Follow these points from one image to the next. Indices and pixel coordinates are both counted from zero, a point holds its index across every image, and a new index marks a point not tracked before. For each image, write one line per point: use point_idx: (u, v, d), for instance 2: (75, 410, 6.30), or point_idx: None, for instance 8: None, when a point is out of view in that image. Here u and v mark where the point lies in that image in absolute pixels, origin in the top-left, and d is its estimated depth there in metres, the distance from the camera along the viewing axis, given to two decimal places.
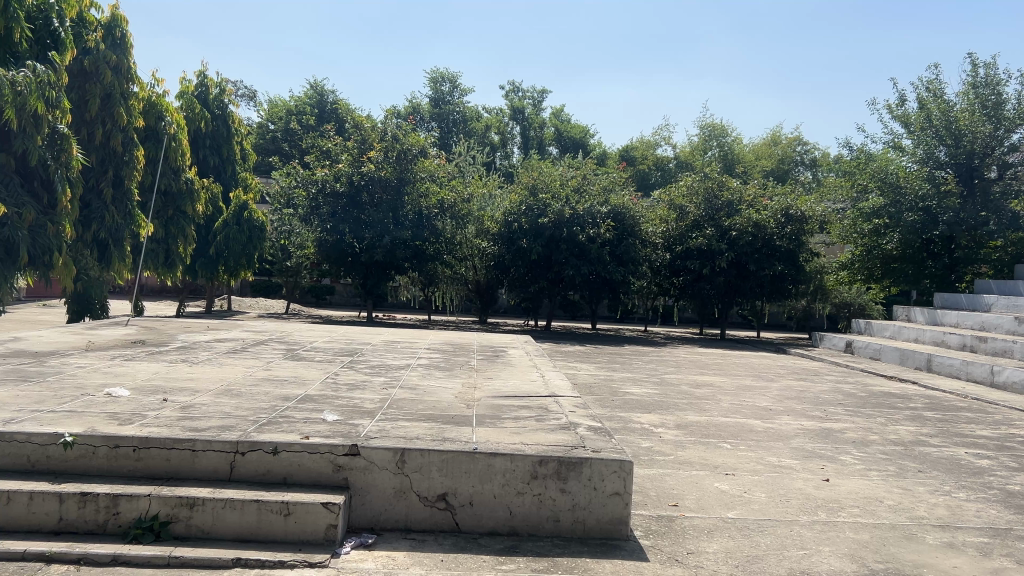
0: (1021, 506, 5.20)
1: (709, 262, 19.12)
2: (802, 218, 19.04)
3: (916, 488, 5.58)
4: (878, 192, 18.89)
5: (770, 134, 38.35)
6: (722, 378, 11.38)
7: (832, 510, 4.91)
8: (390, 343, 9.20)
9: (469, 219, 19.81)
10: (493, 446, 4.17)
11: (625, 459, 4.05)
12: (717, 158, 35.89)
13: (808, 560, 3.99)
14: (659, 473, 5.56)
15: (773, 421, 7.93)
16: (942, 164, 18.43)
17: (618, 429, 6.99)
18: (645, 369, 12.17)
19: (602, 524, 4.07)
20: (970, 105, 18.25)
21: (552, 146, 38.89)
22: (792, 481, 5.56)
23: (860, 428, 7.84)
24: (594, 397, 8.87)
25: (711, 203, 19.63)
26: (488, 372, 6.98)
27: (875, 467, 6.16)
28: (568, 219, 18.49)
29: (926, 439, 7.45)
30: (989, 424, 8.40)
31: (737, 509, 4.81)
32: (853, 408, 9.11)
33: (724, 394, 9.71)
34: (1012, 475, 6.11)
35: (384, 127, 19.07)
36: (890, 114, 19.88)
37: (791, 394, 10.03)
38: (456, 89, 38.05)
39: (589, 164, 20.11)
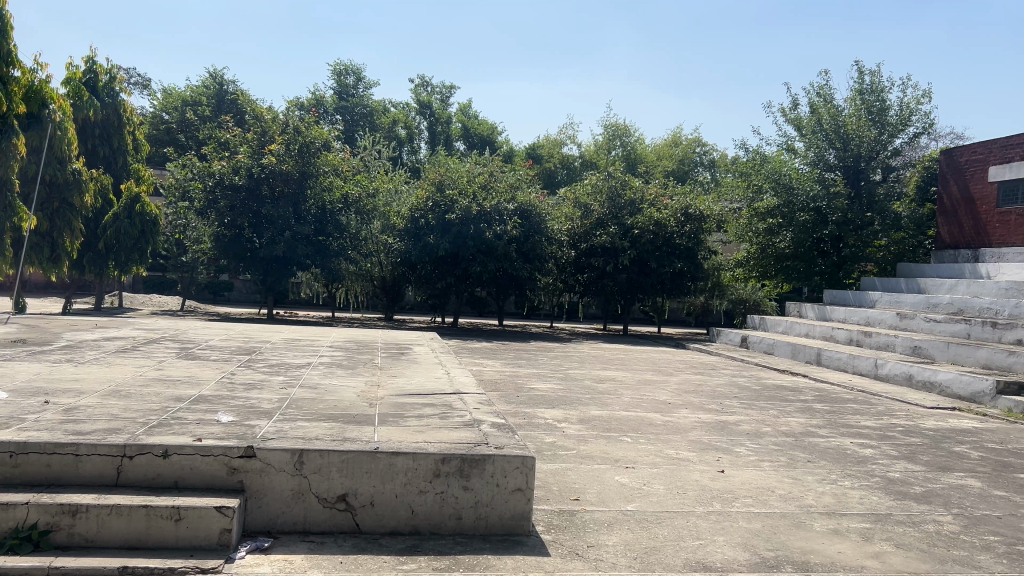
0: (899, 493, 5.49)
1: (612, 260, 19.53)
2: (701, 217, 19.59)
3: (805, 477, 5.82)
4: (772, 193, 19.45)
5: (671, 135, 39.40)
6: (625, 373, 11.60)
7: (726, 500, 5.07)
8: (291, 341, 8.99)
9: (373, 214, 19.51)
10: (395, 444, 4.12)
11: (527, 455, 4.09)
12: (621, 158, 36.54)
13: (703, 549, 4.11)
14: (560, 468, 5.62)
15: (673, 415, 8.14)
16: (831, 166, 19.44)
17: (522, 425, 7.03)
18: (550, 365, 12.28)
19: (505, 520, 4.08)
20: (857, 110, 19.33)
21: (458, 142, 38.97)
22: (690, 473, 5.71)
23: (754, 420, 8.12)
24: (498, 393, 8.90)
25: (614, 202, 19.97)
26: (392, 370, 6.91)
27: (767, 458, 6.39)
28: (475, 215, 18.47)
29: (815, 430, 7.78)
30: (872, 415, 8.85)
31: (636, 501, 4.92)
32: (747, 401, 9.42)
33: (626, 389, 9.89)
34: (893, 464, 6.44)
35: (286, 119, 18.62)
36: (784, 117, 20.70)
37: (690, 389, 10.30)
38: (360, 83, 37.59)
39: (496, 161, 20.10)
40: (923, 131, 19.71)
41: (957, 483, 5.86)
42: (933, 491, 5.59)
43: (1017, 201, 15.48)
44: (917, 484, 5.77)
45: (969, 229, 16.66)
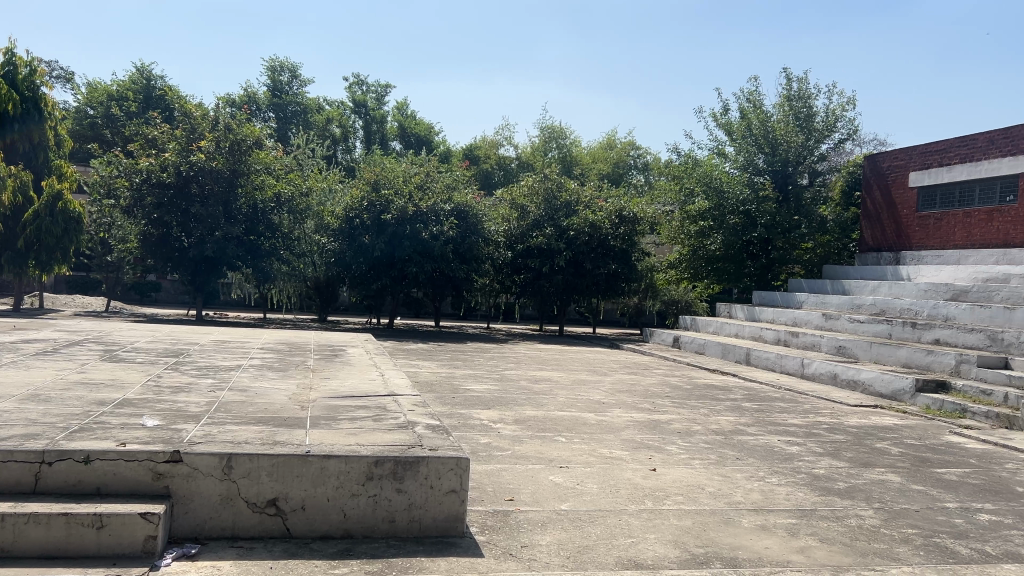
0: (823, 488, 5.65)
1: (547, 261, 19.68)
2: (634, 219, 19.83)
3: (734, 474, 5.95)
4: (703, 196, 19.74)
5: (605, 138, 39.87)
6: (560, 373, 11.68)
7: (658, 498, 5.15)
8: (221, 343, 8.81)
9: (307, 214, 19.39)
10: (328, 447, 4.08)
11: (462, 456, 4.09)
12: (557, 160, 36.73)
13: (635, 547, 4.16)
14: (495, 468, 5.62)
15: (606, 414, 8.23)
16: (761, 170, 19.90)
17: (457, 426, 7.02)
18: (486, 366, 12.28)
19: (439, 521, 4.07)
20: (786, 116, 19.97)
21: (394, 142, 38.70)
22: (622, 472, 5.78)
23: (685, 419, 8.26)
24: (433, 394, 8.87)
25: (550, 203, 20.10)
26: (324, 372, 6.82)
27: (697, 456, 6.50)
28: (410, 216, 18.39)
29: (744, 428, 7.96)
30: (799, 413, 9.10)
31: (570, 500, 4.95)
32: (679, 400, 9.57)
33: (561, 389, 9.96)
34: (818, 460, 6.64)
35: (216, 115, 18.17)
36: (715, 121, 21.12)
37: (624, 389, 10.43)
38: (295, 80, 36.92)
39: (432, 162, 20.02)
40: (848, 137, 20.36)
41: (878, 478, 6.06)
42: (855, 486, 5.77)
43: (935, 205, 16.16)
44: (840, 480, 5.95)
45: (890, 232, 17.27)
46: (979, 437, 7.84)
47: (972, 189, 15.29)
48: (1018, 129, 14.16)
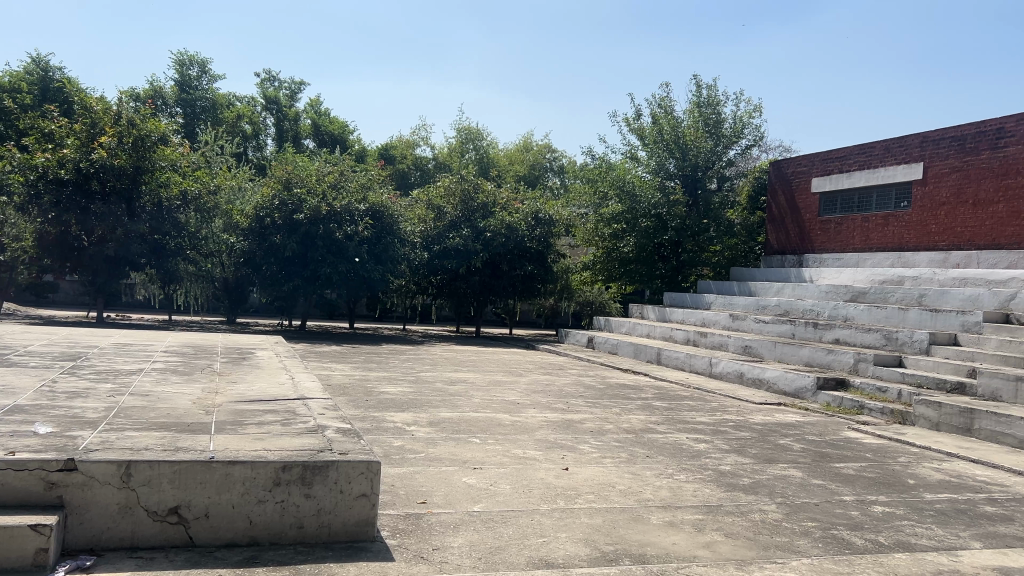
0: (728, 485, 5.82)
1: (464, 262, 19.68)
2: (550, 221, 20.05)
3: (644, 472, 6.07)
4: (616, 199, 19.97)
5: (521, 140, 40.08)
6: (475, 374, 11.67)
7: (570, 497, 5.21)
8: (122, 346, 8.46)
9: (214, 213, 19.01)
10: (232, 453, 3.97)
11: (372, 460, 4.06)
12: (473, 162, 36.74)
13: (547, 547, 4.20)
14: (407, 472, 5.58)
15: (521, 415, 8.26)
16: (671, 174, 20.41)
17: (370, 430, 6.94)
18: (400, 368, 12.17)
19: (349, 526, 4.02)
20: (696, 122, 20.62)
21: (307, 140, 37.99)
22: (535, 472, 5.82)
23: (598, 418, 8.37)
24: (346, 397, 8.74)
25: (467, 204, 20.08)
26: (232, 375, 6.64)
27: (609, 455, 6.60)
28: (324, 215, 18.11)
29: (654, 426, 8.12)
30: (707, 411, 9.33)
31: (483, 502, 4.96)
32: (592, 400, 9.68)
33: (476, 390, 9.96)
34: (724, 457, 6.83)
35: (119, 109, 17.18)
36: (628, 126, 21.50)
37: (539, 389, 10.49)
38: (204, 75, 35.81)
39: (346, 161, 19.77)
40: (754, 143, 21.02)
41: (781, 474, 6.27)
42: (759, 482, 5.96)
43: (836, 210, 16.85)
44: (745, 475, 6.14)
45: (794, 235, 17.90)
46: (874, 432, 8.20)
47: (870, 196, 15.99)
48: (911, 138, 14.89)
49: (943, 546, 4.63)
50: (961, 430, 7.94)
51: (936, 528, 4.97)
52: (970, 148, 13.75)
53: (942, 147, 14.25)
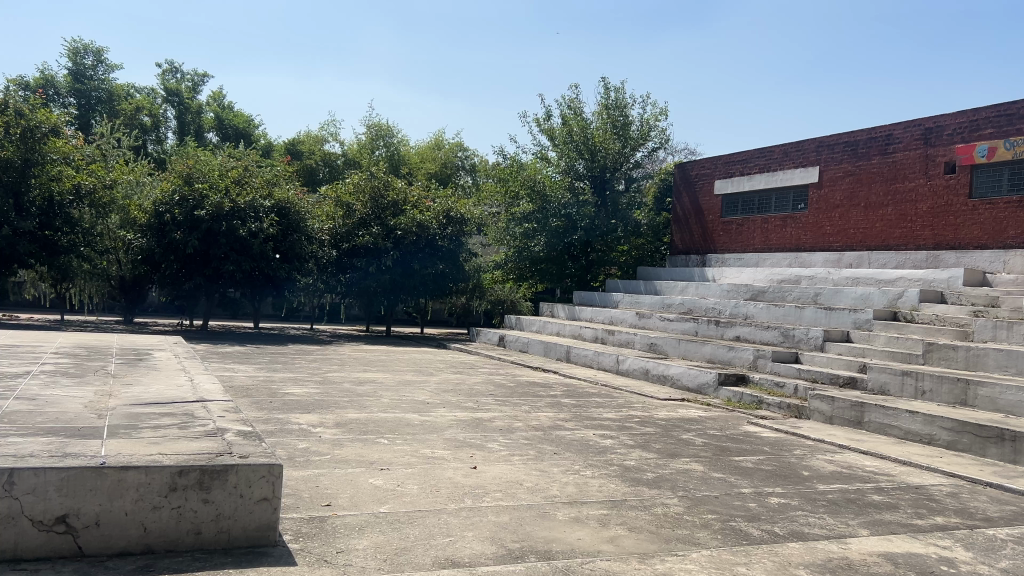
0: (632, 480, 5.93)
1: (374, 261, 19.42)
2: (462, 219, 20.04)
3: (551, 469, 6.13)
4: (527, 199, 20.14)
5: (433, 137, 39.84)
6: (383, 374, 11.55)
7: (477, 496, 5.21)
8: (9, 348, 8.02)
9: (111, 208, 18.27)
10: (125, 458, 3.82)
11: (274, 463, 3.97)
12: (384, 158, 36.37)
13: (453, 546, 4.19)
14: (313, 474, 5.49)
15: (429, 414, 8.23)
16: (581, 176, 20.85)
17: (274, 432, 6.79)
18: (306, 368, 11.95)
19: (249, 531, 3.93)
20: (604, 124, 20.89)
21: (210, 133, 36.85)
22: (443, 471, 5.81)
23: (507, 416, 8.41)
24: (249, 399, 8.53)
25: (376, 202, 19.83)
26: (127, 378, 6.39)
27: (517, 453, 6.64)
28: (227, 212, 17.56)
29: (562, 423, 8.21)
30: (613, 407, 9.49)
31: (389, 502, 4.91)
32: (501, 398, 9.73)
33: (384, 390, 9.86)
34: (629, 452, 6.96)
35: (6, 97, 16.20)
36: (538, 127, 21.69)
37: (447, 388, 10.46)
38: (100, 64, 34.34)
39: (250, 155, 19.26)
40: (660, 146, 21.49)
41: (683, 468, 6.43)
42: (663, 476, 6.10)
43: (737, 211, 17.40)
44: (649, 470, 6.27)
45: (698, 236, 18.42)
46: (772, 426, 8.50)
47: (769, 198, 16.57)
48: (808, 142, 15.49)
49: (834, 535, 4.83)
50: (852, 423, 8.32)
51: (827, 517, 5.19)
52: (862, 153, 14.41)
53: (837, 152, 14.88)
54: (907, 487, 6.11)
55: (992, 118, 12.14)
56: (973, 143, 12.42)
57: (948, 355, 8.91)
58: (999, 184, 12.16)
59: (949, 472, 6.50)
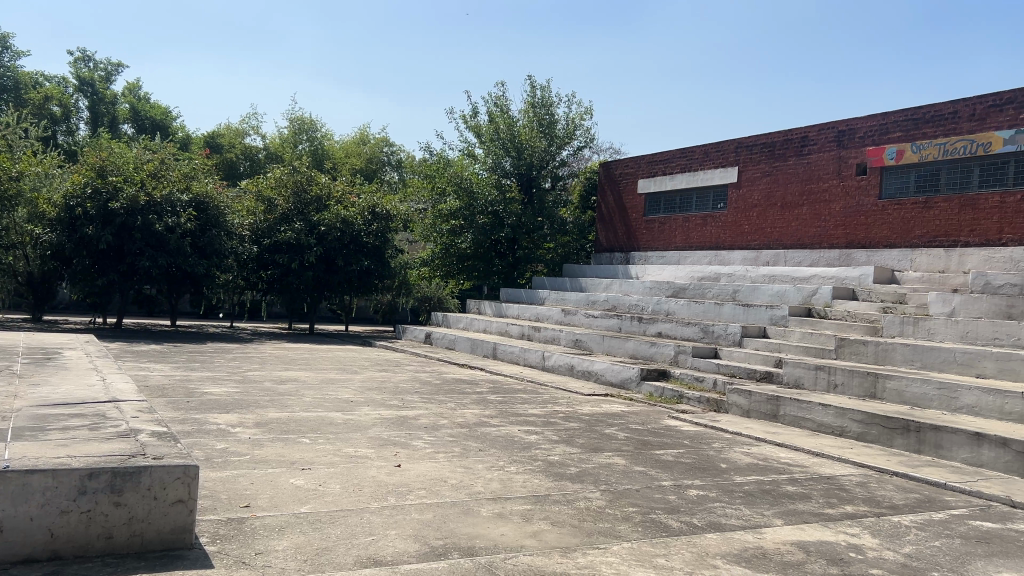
0: (555, 474, 5.98)
1: (297, 257, 19.12)
2: (388, 216, 19.88)
3: (475, 465, 6.14)
4: (454, 196, 20.08)
5: (357, 133, 39.33)
6: (306, 373, 11.38)
7: (400, 494, 5.19)
8: None
9: (17, 201, 17.47)
10: (30, 461, 3.67)
11: (190, 464, 3.87)
12: (307, 153, 35.78)
13: (376, 545, 4.17)
14: (231, 475, 5.37)
15: (353, 413, 8.14)
16: (508, 173, 20.85)
17: (191, 433, 6.63)
18: (226, 367, 11.68)
19: (163, 534, 3.82)
20: (530, 122, 21.05)
21: (125, 125, 35.69)
22: (366, 470, 5.76)
23: (432, 414, 8.39)
24: (165, 399, 8.30)
25: (299, 197, 19.54)
26: (34, 378, 6.14)
27: (441, 450, 6.62)
28: (142, 206, 17.02)
29: (487, 420, 8.24)
30: (538, 403, 9.56)
31: (310, 503, 4.84)
32: (427, 396, 9.70)
33: (306, 389, 9.71)
34: (553, 447, 7.02)
35: None
36: (465, 123, 21.66)
37: (372, 386, 10.37)
38: (7, 51, 32.92)
39: (167, 147, 18.74)
40: (586, 145, 21.72)
41: (605, 462, 6.52)
42: (585, 471, 6.18)
43: (659, 210, 17.72)
44: (572, 465, 6.35)
45: (622, 234, 18.68)
46: (692, 419, 8.69)
47: (690, 198, 16.91)
48: (727, 143, 15.88)
49: (749, 525, 4.97)
50: (768, 416, 8.57)
51: (743, 508, 5.33)
52: (779, 155, 14.83)
53: (755, 153, 15.29)
54: (819, 477, 6.33)
55: (900, 122, 12.64)
56: (883, 145, 12.93)
57: (859, 350, 9.26)
58: (907, 185, 12.67)
59: (858, 463, 6.75)
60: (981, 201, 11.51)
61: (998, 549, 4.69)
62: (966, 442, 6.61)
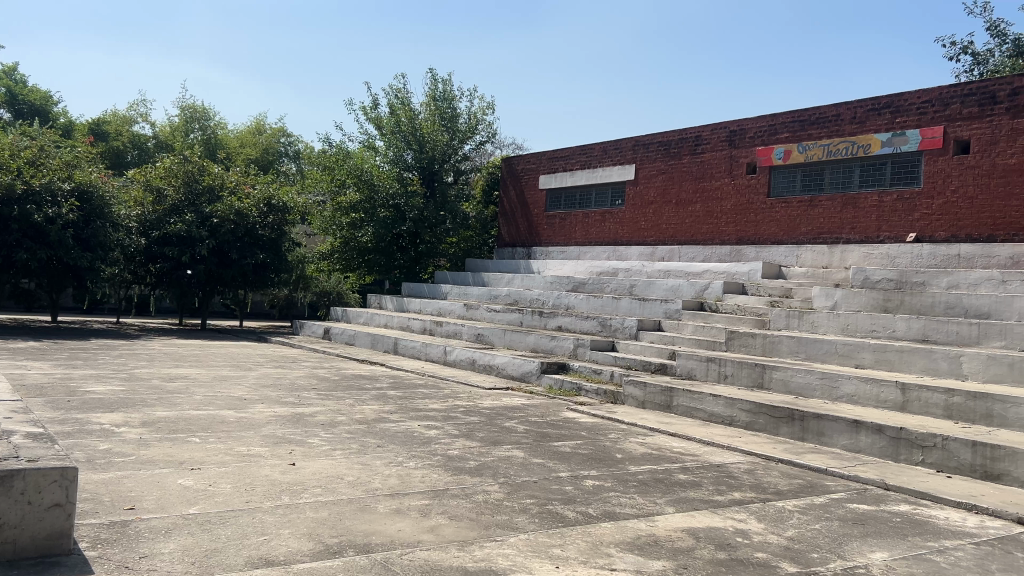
0: (454, 468, 5.98)
1: (187, 250, 18.46)
2: (284, 208, 19.42)
3: (373, 462, 6.08)
4: (353, 188, 19.72)
5: (253, 122, 38.18)
6: (198, 370, 11.01)
7: (295, 493, 5.08)
8: None
9: None
10: None
11: (67, 466, 3.70)
12: (198, 142, 34.48)
13: (267, 545, 4.07)
14: (114, 477, 5.14)
15: (246, 411, 7.93)
16: (409, 166, 20.70)
17: (71, 434, 6.31)
18: (111, 364, 11.16)
19: (38, 540, 3.64)
20: (432, 115, 20.97)
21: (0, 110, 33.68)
22: (259, 469, 5.62)
23: (329, 410, 8.26)
24: (43, 399, 7.87)
25: (190, 187, 18.86)
26: None
27: (339, 447, 6.52)
28: (19, 195, 16.06)
29: (386, 415, 8.17)
30: (438, 398, 9.55)
31: (200, 504, 4.69)
32: (324, 392, 9.53)
33: (197, 386, 9.39)
34: (453, 442, 7.02)
35: None
36: (365, 115, 21.37)
37: (267, 383, 10.13)
38: None
39: (47, 134, 17.78)
40: (488, 139, 21.77)
41: (504, 455, 6.57)
42: (484, 464, 6.20)
43: (560, 206, 17.95)
44: (471, 459, 6.36)
45: (523, 229, 18.83)
46: (590, 411, 8.84)
47: (590, 194, 17.18)
48: (625, 141, 16.20)
49: (642, 513, 5.09)
50: (662, 407, 8.80)
51: (638, 497, 5.47)
52: (673, 153, 15.23)
53: (651, 151, 15.64)
54: (709, 466, 6.55)
55: (788, 124, 13.16)
56: (771, 146, 13.43)
57: (747, 342, 9.62)
58: (793, 184, 13.22)
59: (746, 451, 7.01)
60: (861, 200, 12.13)
61: (872, 529, 4.95)
62: (845, 429, 6.96)
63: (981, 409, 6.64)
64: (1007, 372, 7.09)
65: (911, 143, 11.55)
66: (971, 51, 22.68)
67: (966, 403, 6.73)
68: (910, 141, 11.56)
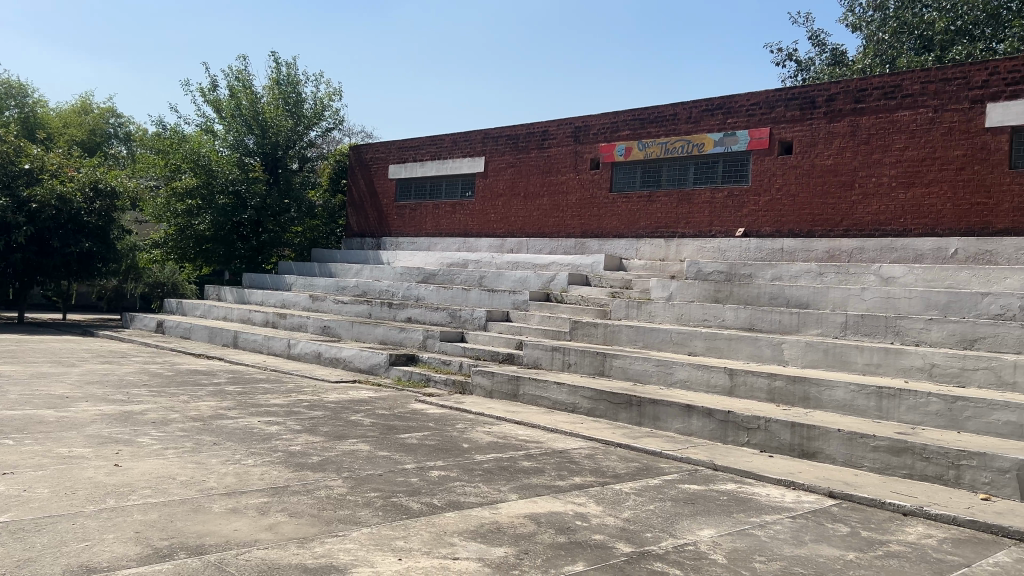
0: (296, 464, 5.84)
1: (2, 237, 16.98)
2: (113, 193, 18.23)
3: (209, 460, 5.83)
4: (190, 172, 18.75)
5: (78, 101, 35.61)
6: (13, 367, 10.17)
7: (121, 495, 4.80)
8: None
9: None
10: None
11: None
12: (15, 121, 31.77)
13: (89, 551, 3.82)
14: None
15: (68, 410, 7.40)
16: (250, 151, 19.95)
17: None
18: None
19: None
20: (275, 99, 20.25)
21: None
22: (82, 471, 5.27)
23: (162, 408, 7.85)
24: None
25: (5, 168, 17.32)
26: None
27: (172, 446, 6.22)
28: None
29: (224, 412, 7.86)
30: (281, 393, 9.28)
31: (12, 511, 4.35)
32: (156, 389, 9.04)
33: (12, 385, 8.68)
34: (295, 437, 6.84)
35: None
36: (203, 97, 20.36)
37: (92, 380, 9.49)
38: None
39: None
40: (335, 126, 21.30)
41: (349, 449, 6.48)
42: (328, 459, 6.09)
43: (410, 196, 17.83)
44: (314, 454, 6.23)
45: (373, 219, 18.56)
46: (437, 402, 8.85)
47: (440, 185, 17.16)
48: (474, 133, 16.27)
49: (486, 501, 5.15)
50: (508, 396, 8.95)
51: (482, 485, 5.54)
52: (522, 147, 15.45)
53: (500, 144, 15.81)
54: (551, 452, 6.72)
55: (628, 122, 13.64)
56: (614, 142, 13.87)
57: (590, 332, 9.93)
58: (634, 179, 13.71)
59: (587, 436, 7.24)
60: (696, 196, 12.76)
61: (701, 508, 5.24)
62: (678, 413, 7.32)
63: (799, 392, 7.15)
64: (823, 357, 7.69)
65: (741, 143, 12.25)
66: (796, 58, 24.27)
67: (786, 386, 7.23)
68: (740, 140, 12.26)
